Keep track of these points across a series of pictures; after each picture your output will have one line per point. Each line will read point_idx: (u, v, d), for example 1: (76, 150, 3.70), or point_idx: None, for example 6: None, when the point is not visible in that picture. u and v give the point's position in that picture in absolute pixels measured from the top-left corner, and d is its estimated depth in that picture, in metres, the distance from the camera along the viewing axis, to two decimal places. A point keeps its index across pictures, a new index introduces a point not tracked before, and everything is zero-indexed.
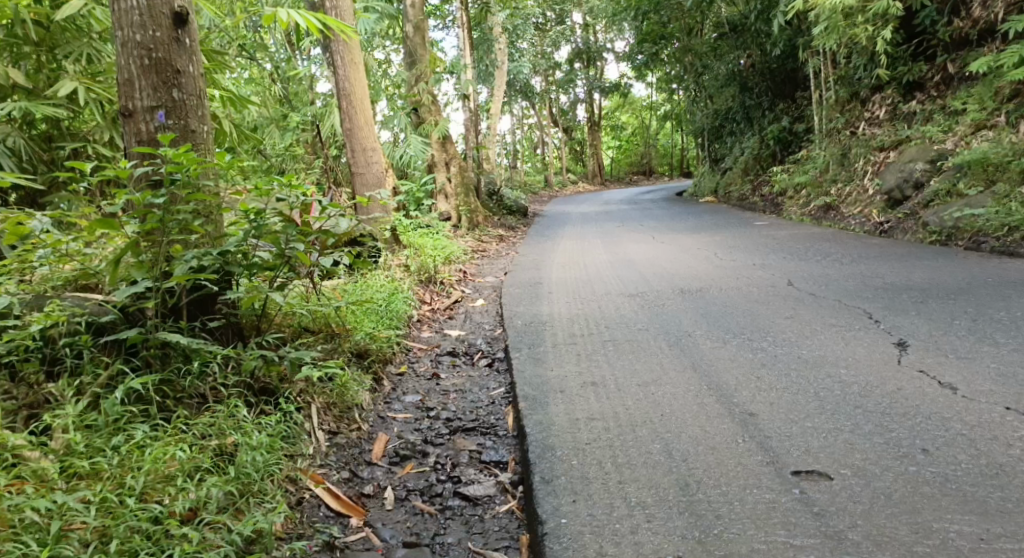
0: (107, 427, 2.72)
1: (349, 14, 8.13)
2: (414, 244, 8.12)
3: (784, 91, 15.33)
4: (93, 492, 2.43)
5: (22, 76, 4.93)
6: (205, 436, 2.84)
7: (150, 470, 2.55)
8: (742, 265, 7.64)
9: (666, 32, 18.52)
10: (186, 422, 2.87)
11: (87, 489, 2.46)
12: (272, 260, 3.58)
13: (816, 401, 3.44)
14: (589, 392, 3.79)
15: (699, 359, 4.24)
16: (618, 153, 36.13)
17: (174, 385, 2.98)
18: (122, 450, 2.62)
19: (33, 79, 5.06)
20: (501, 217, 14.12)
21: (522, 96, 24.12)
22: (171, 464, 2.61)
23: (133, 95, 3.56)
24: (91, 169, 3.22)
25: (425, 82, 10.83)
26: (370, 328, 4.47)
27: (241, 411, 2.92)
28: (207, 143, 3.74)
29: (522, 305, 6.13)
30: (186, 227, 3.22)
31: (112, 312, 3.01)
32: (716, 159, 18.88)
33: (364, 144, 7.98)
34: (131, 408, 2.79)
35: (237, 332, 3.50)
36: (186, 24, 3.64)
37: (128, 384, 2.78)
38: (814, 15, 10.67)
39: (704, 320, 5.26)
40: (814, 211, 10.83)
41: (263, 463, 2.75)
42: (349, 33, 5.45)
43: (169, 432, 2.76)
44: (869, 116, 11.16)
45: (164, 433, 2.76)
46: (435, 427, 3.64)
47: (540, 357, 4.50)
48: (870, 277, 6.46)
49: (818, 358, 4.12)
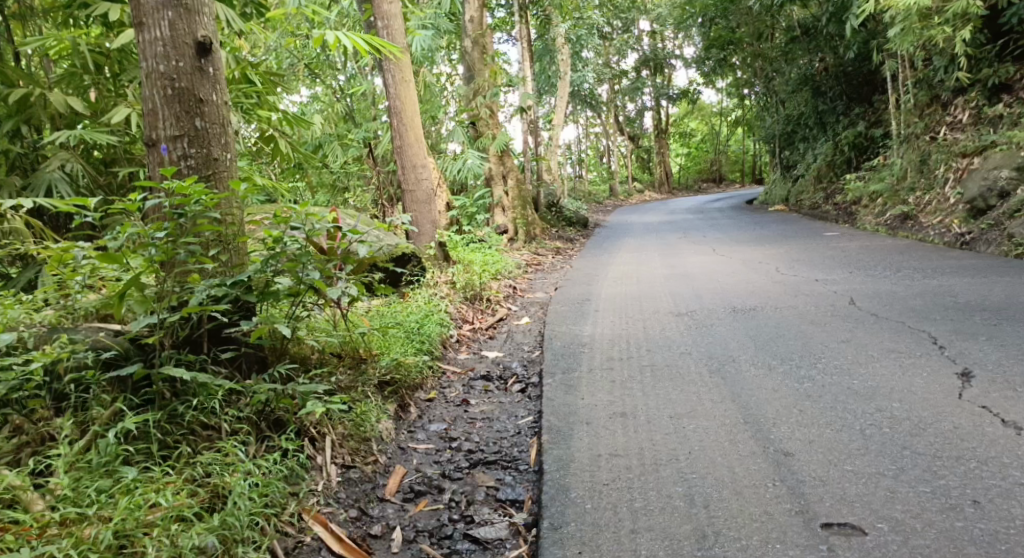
0: (103, 467, 2.71)
1: (400, 33, 8.08)
2: (464, 260, 8.05)
3: (860, 94, 14.73)
4: (62, 547, 2.40)
5: (82, 104, 5.01)
6: (202, 478, 2.81)
7: (129, 518, 2.52)
8: (803, 280, 7.29)
9: (734, 37, 18.06)
10: (185, 462, 2.84)
11: (62, 540, 2.43)
12: (293, 288, 3.51)
13: (860, 439, 3.17)
14: (617, 424, 3.63)
15: (739, 389, 4.01)
16: (687, 160, 35.30)
17: (178, 422, 2.96)
18: (108, 496, 2.60)
19: (93, 106, 5.12)
20: (560, 228, 13.95)
21: (587, 105, 23.88)
22: (154, 510, 2.58)
23: (156, 125, 3.54)
24: (95, 204, 3.21)
25: (483, 95, 10.80)
26: (399, 353, 4.40)
27: (239, 451, 2.88)
28: (230, 171, 3.69)
29: (564, 325, 5.97)
30: (199, 257, 3.18)
31: (117, 346, 3.01)
32: (788, 166, 18.26)
33: (414, 161, 7.91)
34: (128, 448, 2.77)
35: (257, 361, 3.45)
36: (210, 53, 3.60)
37: (124, 423, 2.76)
38: (889, 17, 10.14)
39: (752, 343, 5.00)
40: (889, 220, 10.31)
41: (248, 510, 2.69)
42: (396, 51, 5.62)
43: (163, 476, 2.73)
44: (951, 121, 10.54)
45: (159, 476, 2.74)
46: (455, 460, 3.52)
47: (573, 384, 4.34)
48: (942, 295, 6.04)
49: (870, 389, 3.82)
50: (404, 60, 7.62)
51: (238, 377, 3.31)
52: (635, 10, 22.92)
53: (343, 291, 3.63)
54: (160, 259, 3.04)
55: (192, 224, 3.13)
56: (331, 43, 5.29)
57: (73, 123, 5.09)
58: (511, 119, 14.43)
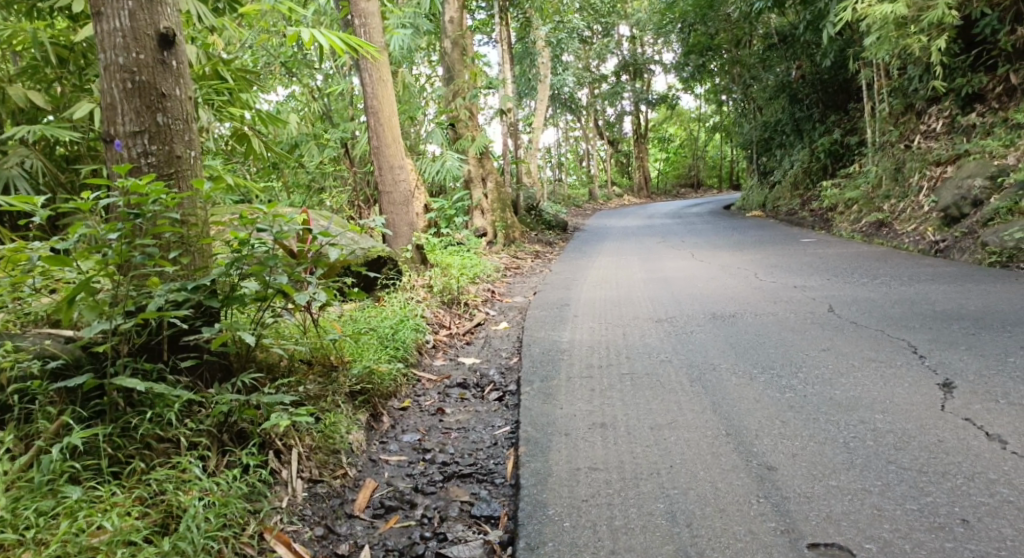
0: (47, 485, 2.54)
1: (378, 32, 7.92)
2: (441, 263, 7.91)
3: (837, 101, 14.78)
4: None
5: (43, 99, 4.78)
6: (154, 497, 2.65)
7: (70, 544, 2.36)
8: (782, 286, 7.23)
9: (713, 43, 18.08)
10: (137, 479, 2.68)
11: None
12: (260, 292, 3.36)
13: (845, 452, 3.07)
14: (596, 435, 3.51)
15: (721, 399, 3.90)
16: (666, 165, 35.35)
17: (131, 436, 2.80)
18: (49, 518, 2.43)
19: (55, 101, 4.89)
20: (539, 232, 13.83)
21: (566, 109, 23.81)
22: (99, 534, 2.42)
23: (115, 120, 3.37)
24: (44, 202, 3.03)
25: (463, 97, 10.65)
26: (372, 360, 4.24)
27: (195, 468, 2.72)
28: (194, 169, 3.53)
29: (542, 331, 5.85)
30: (156, 260, 3.02)
31: (66, 355, 2.84)
32: (765, 171, 18.30)
33: (391, 162, 7.74)
34: (74, 465, 2.61)
35: (221, 369, 3.29)
36: (173, 46, 3.44)
37: (70, 439, 2.59)
38: (866, 24, 10.13)
39: (732, 350, 4.90)
40: (865, 227, 10.31)
41: (201, 534, 2.53)
42: (372, 50, 5.44)
43: (111, 496, 2.57)
44: (926, 129, 10.56)
45: (107, 495, 2.58)
46: (428, 472, 3.39)
47: (551, 393, 4.22)
48: (920, 303, 6.00)
49: (853, 400, 3.73)
50: (381, 59, 7.46)
51: (199, 387, 3.15)
52: (615, 15, 22.89)
53: (312, 296, 3.48)
54: (115, 261, 2.88)
55: (149, 227, 2.96)
56: (305, 41, 5.10)
57: (32, 119, 4.87)
58: (491, 121, 14.29)
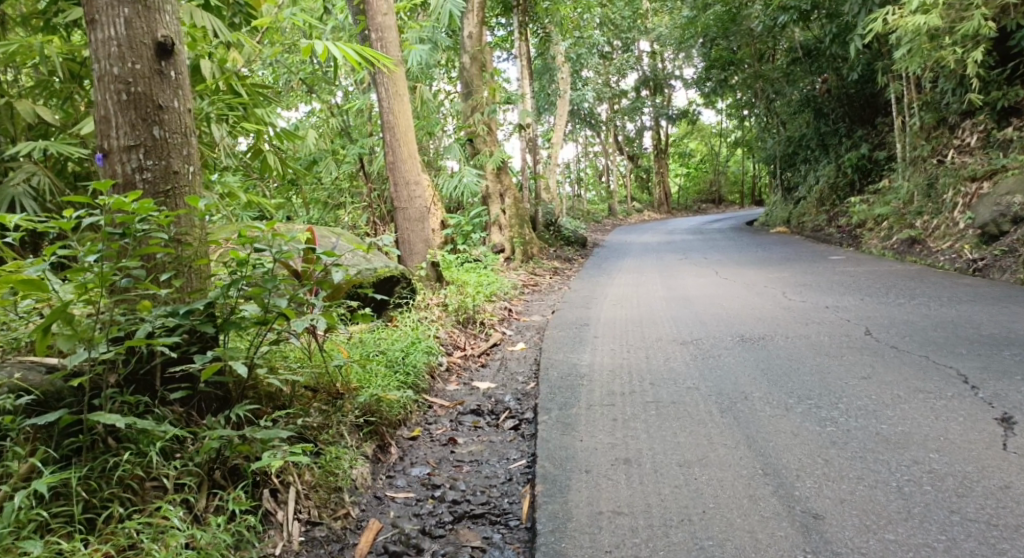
0: (8, 538, 2.30)
1: (394, 46, 7.74)
2: (458, 281, 7.68)
3: (863, 116, 14.44)
4: None
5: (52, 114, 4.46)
6: (128, 550, 2.42)
7: None
8: (812, 306, 6.93)
9: (735, 58, 17.83)
10: (111, 527, 2.46)
11: None
12: (261, 316, 3.15)
13: (899, 499, 2.84)
14: (620, 473, 3.27)
15: (754, 432, 3.64)
16: (686, 180, 34.91)
17: (106, 480, 2.57)
18: None
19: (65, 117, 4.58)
20: (559, 248, 13.57)
21: (586, 124, 23.59)
22: None
23: (108, 133, 3.14)
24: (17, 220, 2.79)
25: (481, 112, 10.46)
26: (380, 387, 4.02)
27: (174, 517, 2.49)
28: (193, 185, 3.29)
29: (561, 353, 5.58)
30: (144, 282, 2.80)
31: (36, 390, 2.61)
32: (789, 187, 17.96)
33: (407, 178, 7.52)
34: (40, 512, 2.37)
35: (219, 401, 3.07)
36: (171, 55, 3.21)
37: (35, 485, 2.36)
38: (896, 37, 9.81)
39: (764, 377, 4.60)
40: (897, 244, 9.97)
41: None
42: (389, 63, 5.19)
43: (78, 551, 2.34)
44: (959, 144, 10.20)
45: (74, 549, 2.34)
46: (437, 512, 3.15)
47: (570, 423, 3.95)
48: (962, 326, 5.67)
49: (902, 435, 3.45)
50: (397, 72, 7.27)
51: (190, 421, 2.93)
52: (635, 30, 22.65)
53: (312, 321, 3.26)
54: (98, 285, 2.66)
55: (136, 249, 2.76)
56: (318, 53, 4.89)
57: (42, 135, 4.50)
58: (510, 136, 14.08)
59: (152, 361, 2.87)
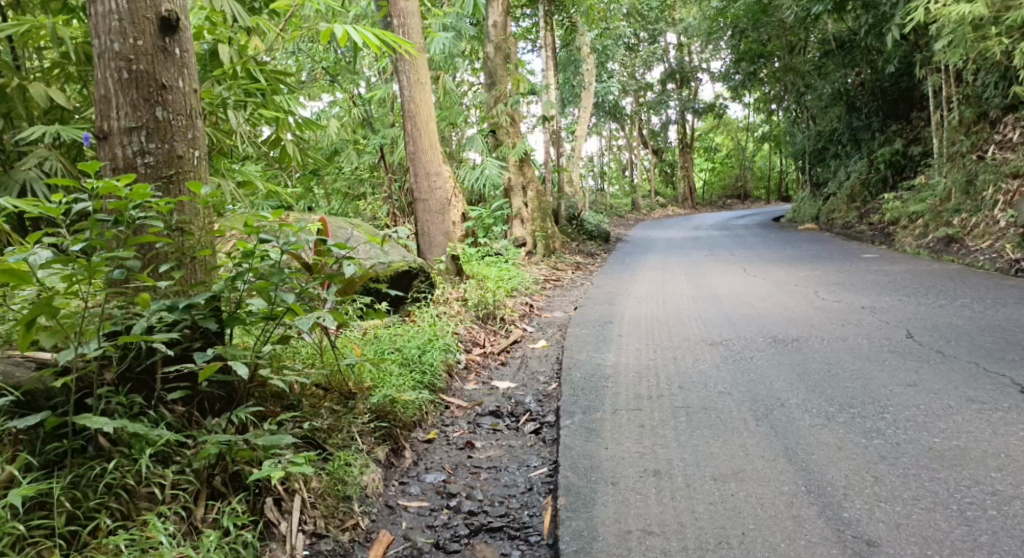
0: None
1: (417, 32, 7.54)
2: (478, 275, 7.46)
3: (897, 111, 14.01)
4: None
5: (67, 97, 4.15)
6: None
7: None
8: (846, 307, 6.64)
9: (765, 51, 17.41)
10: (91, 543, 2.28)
11: None
12: (267, 312, 2.95)
13: (965, 526, 2.71)
14: (649, 486, 3.09)
15: (794, 443, 3.42)
16: (711, 176, 34.38)
17: (91, 490, 2.39)
18: None
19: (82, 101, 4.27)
20: (581, 242, 13.31)
21: (610, 117, 23.20)
22: None
23: (108, 114, 2.92)
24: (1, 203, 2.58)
25: (505, 103, 10.21)
26: (394, 387, 3.82)
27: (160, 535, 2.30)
28: (199, 171, 3.07)
29: (584, 352, 5.34)
30: (139, 274, 2.61)
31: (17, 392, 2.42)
32: (818, 184, 17.55)
33: (428, 169, 7.32)
34: (15, 526, 2.20)
35: (223, 401, 2.87)
36: (176, 31, 2.98)
37: (11, 497, 2.18)
38: (937, 28, 9.41)
39: (801, 383, 4.34)
40: (932, 243, 9.61)
41: None
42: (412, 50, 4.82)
43: None
44: (1000, 140, 9.78)
45: None
46: (452, 525, 2.96)
47: (595, 429, 3.72)
48: (1011, 331, 5.36)
49: (958, 452, 3.26)
50: (420, 58, 7.07)
51: (187, 425, 2.73)
52: (662, 21, 22.22)
53: (318, 319, 3.06)
54: (89, 277, 2.46)
55: (131, 238, 2.58)
56: (338, 37, 4.62)
57: (59, 119, 4.22)
58: (533, 129, 13.82)
59: (145, 359, 2.66)
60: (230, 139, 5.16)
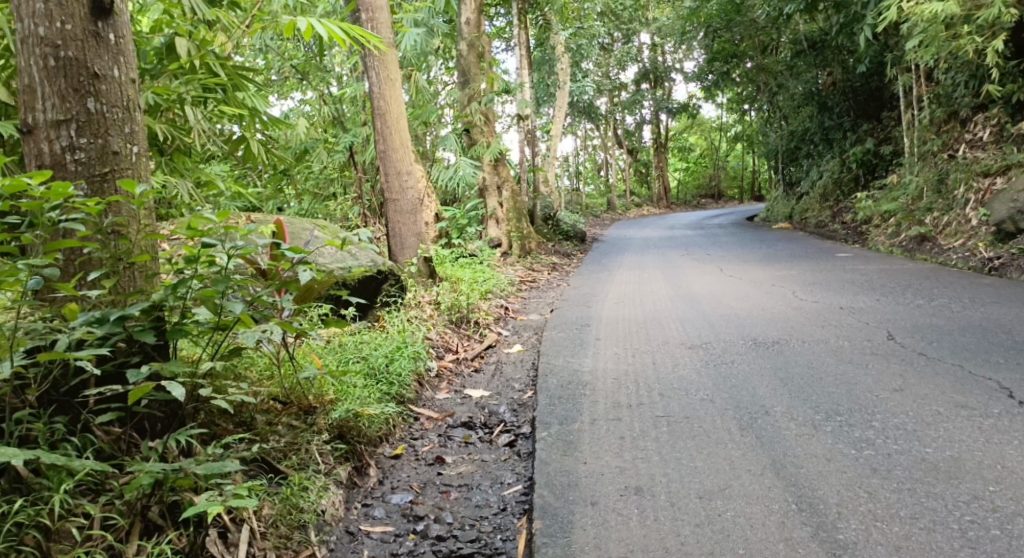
0: None
1: (386, 27, 7.27)
2: (452, 278, 7.22)
3: (869, 110, 13.96)
4: None
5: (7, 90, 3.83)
6: None
7: None
8: (826, 307, 6.48)
9: (738, 51, 17.32)
10: None
11: None
12: (214, 324, 2.69)
13: (968, 549, 2.53)
14: (631, 506, 2.87)
15: (782, 456, 3.22)
16: (686, 175, 34.41)
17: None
18: None
19: None
20: (557, 243, 13.10)
21: (585, 117, 23.02)
22: None
23: (34, 106, 2.65)
24: None
25: (478, 102, 9.97)
26: (359, 401, 3.57)
27: None
28: (138, 169, 2.80)
29: (560, 357, 5.13)
30: (61, 284, 2.35)
31: None
32: (792, 183, 17.52)
33: (398, 168, 7.05)
34: None
35: (164, 422, 2.61)
36: (110, 14, 2.72)
37: None
38: (909, 27, 9.30)
39: (785, 389, 4.15)
40: (905, 241, 9.53)
41: None
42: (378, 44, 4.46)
43: None
44: (970, 138, 9.72)
45: None
46: (416, 553, 2.73)
47: (572, 442, 3.50)
48: (992, 331, 5.23)
49: (953, 463, 3.09)
50: (389, 54, 6.80)
51: (120, 450, 2.48)
52: (636, 21, 22.09)
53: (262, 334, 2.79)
54: None
55: (49, 244, 2.33)
56: (304, 32, 4.27)
57: None
58: (507, 128, 13.61)
59: (71, 378, 2.41)
60: (188, 137, 4.79)
